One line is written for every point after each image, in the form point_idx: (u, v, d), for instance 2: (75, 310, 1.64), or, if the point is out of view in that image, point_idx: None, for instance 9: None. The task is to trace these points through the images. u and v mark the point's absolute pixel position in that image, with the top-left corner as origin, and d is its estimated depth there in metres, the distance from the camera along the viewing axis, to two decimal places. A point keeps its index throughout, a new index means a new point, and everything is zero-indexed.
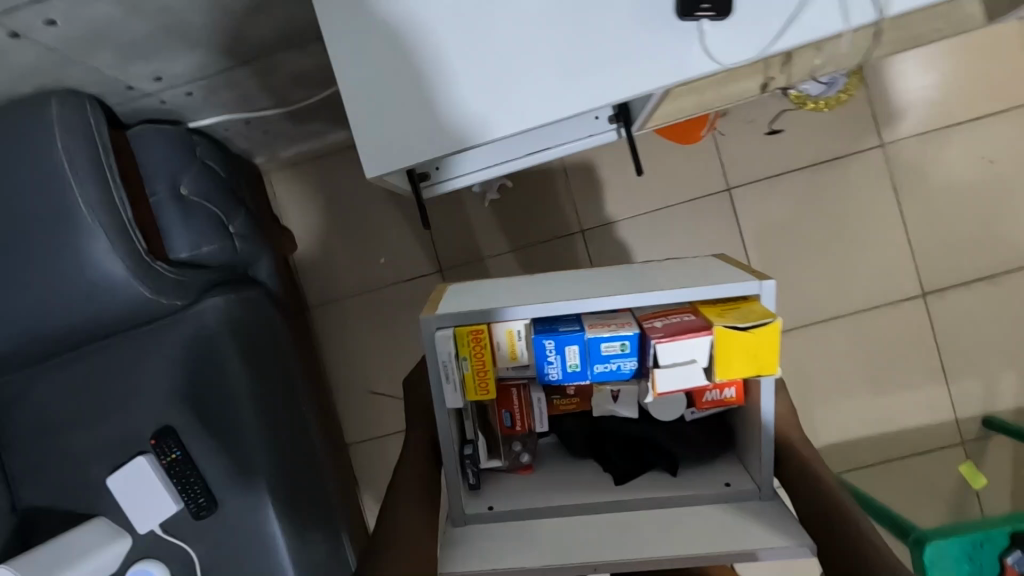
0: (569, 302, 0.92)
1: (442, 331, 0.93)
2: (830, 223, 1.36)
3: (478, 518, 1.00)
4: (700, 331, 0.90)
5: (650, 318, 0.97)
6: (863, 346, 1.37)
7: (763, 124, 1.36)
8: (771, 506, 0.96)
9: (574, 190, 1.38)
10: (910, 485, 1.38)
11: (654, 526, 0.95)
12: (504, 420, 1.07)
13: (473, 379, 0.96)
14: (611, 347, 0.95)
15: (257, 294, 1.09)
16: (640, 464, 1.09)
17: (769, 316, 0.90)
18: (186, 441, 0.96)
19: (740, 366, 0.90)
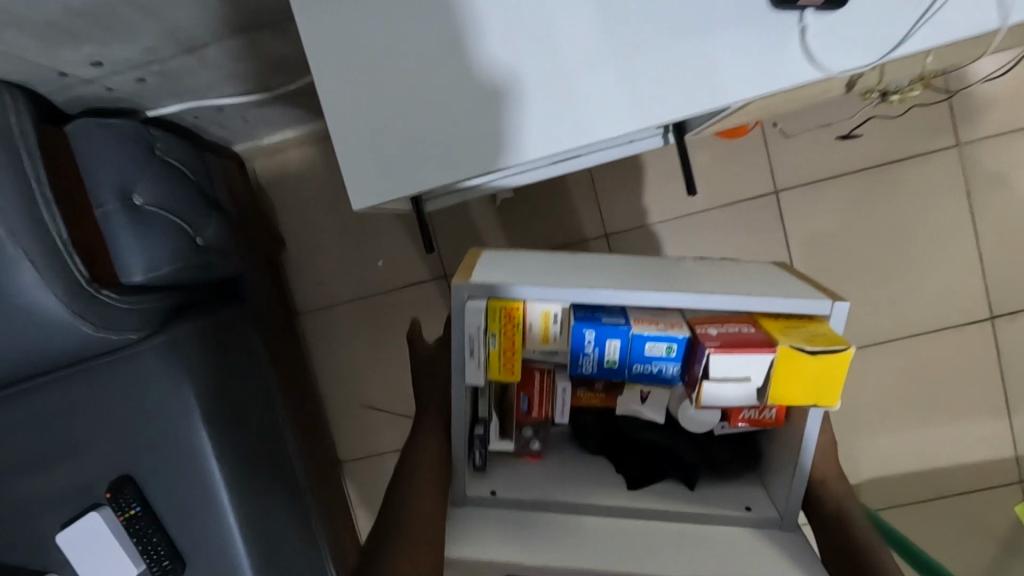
0: (619, 292, 0.75)
1: (475, 300, 0.76)
2: (890, 234, 1.19)
3: (475, 501, 0.86)
4: (761, 347, 0.74)
5: (703, 323, 0.81)
6: (918, 373, 1.22)
7: (845, 127, 1.18)
8: (793, 546, 0.82)
9: (599, 190, 1.22)
10: (959, 525, 1.24)
11: (655, 547, 0.81)
12: (521, 404, 0.92)
13: (501, 364, 0.80)
14: (657, 348, 0.79)
15: (233, 317, 0.95)
16: (654, 468, 0.92)
17: (843, 342, 0.72)
18: (149, 494, 0.82)
19: (797, 391, 0.75)
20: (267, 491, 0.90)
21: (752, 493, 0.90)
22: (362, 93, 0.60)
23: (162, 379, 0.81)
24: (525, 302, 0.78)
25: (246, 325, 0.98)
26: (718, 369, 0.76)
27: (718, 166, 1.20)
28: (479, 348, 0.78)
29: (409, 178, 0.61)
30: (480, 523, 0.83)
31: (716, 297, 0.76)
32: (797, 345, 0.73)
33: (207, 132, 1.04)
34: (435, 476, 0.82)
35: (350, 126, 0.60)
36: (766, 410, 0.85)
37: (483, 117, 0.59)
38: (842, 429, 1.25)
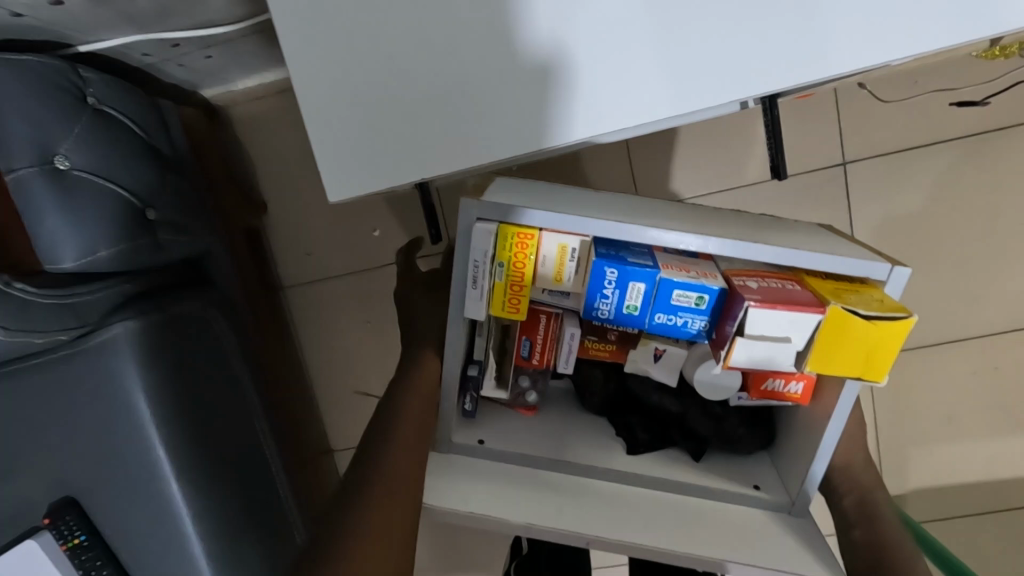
0: (645, 228, 0.55)
1: (484, 219, 0.56)
2: (973, 220, 1.02)
3: (460, 449, 0.71)
4: (812, 305, 0.54)
5: (739, 274, 0.59)
6: (988, 377, 1.08)
7: (977, 94, 0.98)
8: (805, 538, 0.65)
9: (634, 156, 1.05)
10: (1008, 541, 1.13)
11: (643, 518, 0.65)
12: (520, 349, 0.70)
13: (505, 302, 0.62)
14: (684, 299, 0.58)
15: (199, 299, 0.80)
16: (662, 434, 0.75)
17: (905, 308, 0.53)
18: (97, 519, 0.70)
19: (841, 368, 0.55)
20: (242, 508, 0.77)
21: (759, 467, 0.73)
22: (338, 62, 0.47)
23: (107, 387, 0.67)
24: (544, 232, 0.58)
25: (217, 315, 0.82)
26: (756, 328, 0.55)
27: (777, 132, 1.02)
28: (484, 282, 0.59)
29: (394, 167, 0.49)
30: (461, 476, 0.68)
31: (765, 249, 0.55)
32: (852, 306, 0.53)
33: (167, 74, 0.85)
34: (424, 432, 0.63)
35: (320, 105, 0.48)
36: (793, 380, 0.62)
37: (485, 95, 0.47)
38: (889, 432, 1.12)
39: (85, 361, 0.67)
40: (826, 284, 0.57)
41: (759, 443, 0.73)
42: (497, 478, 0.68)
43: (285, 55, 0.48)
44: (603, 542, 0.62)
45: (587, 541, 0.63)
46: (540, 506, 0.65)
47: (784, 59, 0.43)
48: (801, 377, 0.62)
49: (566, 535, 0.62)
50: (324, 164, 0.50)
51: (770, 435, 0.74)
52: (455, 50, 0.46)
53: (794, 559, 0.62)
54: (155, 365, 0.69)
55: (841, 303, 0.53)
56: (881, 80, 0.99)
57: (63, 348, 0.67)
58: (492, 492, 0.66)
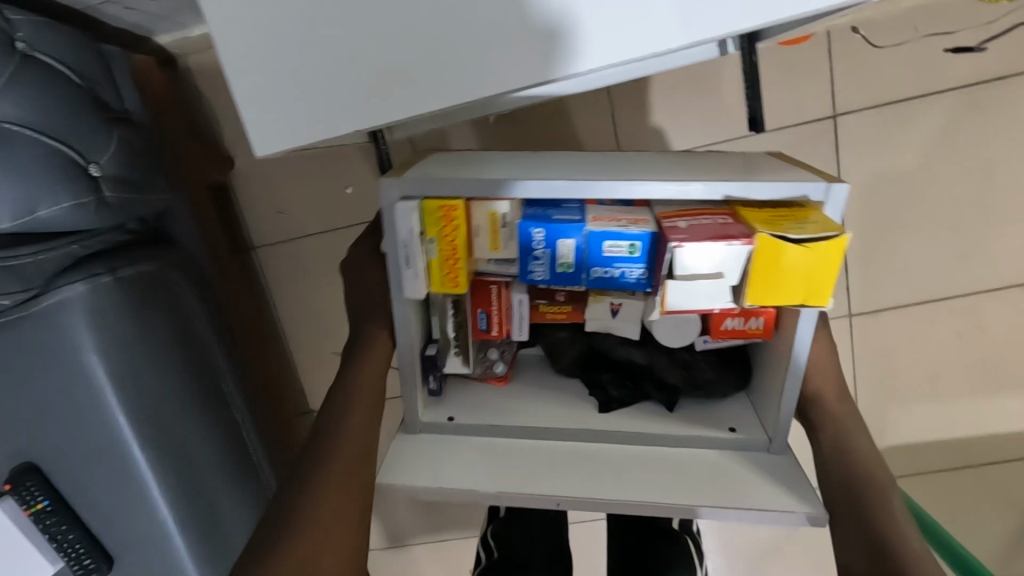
0: (573, 180, 0.52)
1: (400, 194, 0.54)
2: (966, 176, 0.99)
3: (431, 429, 0.69)
4: (736, 237, 0.50)
5: (670, 217, 0.55)
6: (972, 337, 1.07)
7: (973, 38, 0.93)
8: (782, 476, 0.63)
9: (615, 107, 1.01)
10: (976, 494, 1.16)
11: (613, 473, 0.64)
12: (478, 323, 0.69)
13: (442, 277, 0.58)
14: (616, 248, 0.55)
15: (157, 256, 0.76)
16: (635, 390, 0.73)
17: (840, 226, 0.49)
18: (60, 485, 0.70)
19: (781, 300, 0.52)
20: (213, 470, 0.77)
21: (736, 409, 0.71)
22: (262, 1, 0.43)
23: (59, 352, 0.66)
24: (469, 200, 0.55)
25: (178, 278, 0.78)
26: (688, 266, 0.52)
27: (766, 83, 0.97)
28: (415, 261, 0.56)
29: (337, 123, 0.46)
30: (433, 456, 0.66)
31: (693, 185, 0.52)
32: (782, 233, 0.48)
33: (111, 17, 0.79)
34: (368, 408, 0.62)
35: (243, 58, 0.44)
36: (752, 317, 0.62)
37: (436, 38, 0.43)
38: (866, 389, 1.13)
39: (35, 324, 0.65)
40: (757, 213, 0.52)
41: (733, 384, 0.70)
42: (469, 453, 0.67)
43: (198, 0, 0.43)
44: (574, 500, 0.61)
45: (558, 502, 0.61)
46: (510, 473, 0.64)
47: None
48: (759, 312, 0.61)
49: (536, 498, 0.61)
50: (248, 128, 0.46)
51: (746, 376, 0.71)
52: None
53: (770, 496, 0.60)
54: (106, 328, 0.67)
55: (770, 231, 0.49)
56: (873, 25, 0.93)
57: (10, 312, 0.65)
58: (464, 465, 0.65)
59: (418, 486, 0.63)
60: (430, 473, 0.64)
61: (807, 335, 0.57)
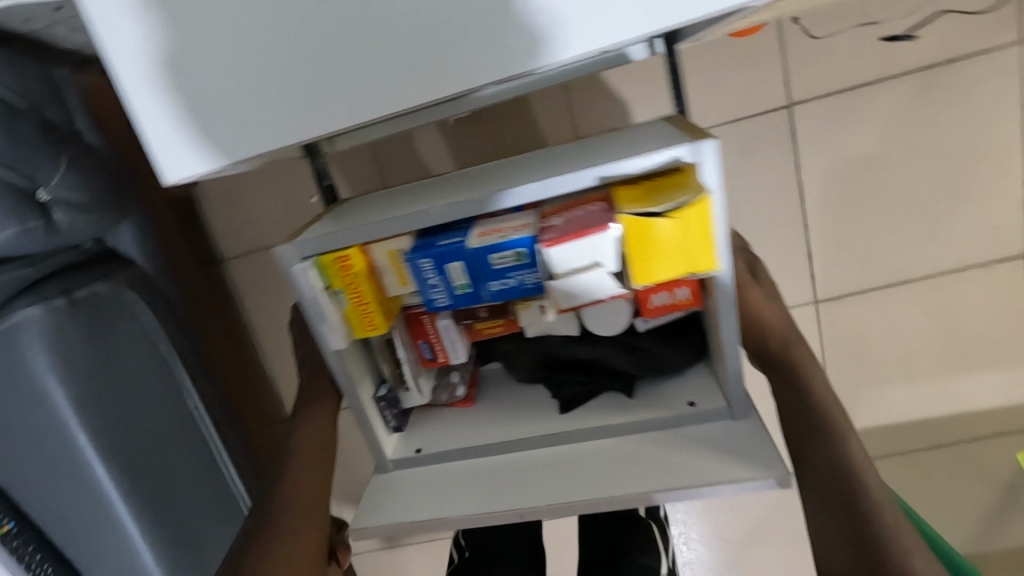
0: (448, 208, 0.51)
1: (296, 258, 0.54)
2: (924, 158, 1.00)
3: (403, 466, 0.67)
4: (603, 224, 0.50)
5: (551, 215, 0.55)
6: (939, 317, 1.08)
7: (902, 26, 0.94)
8: (740, 442, 0.58)
9: (574, 104, 1.02)
10: (953, 472, 1.17)
11: (574, 475, 0.60)
12: (422, 353, 0.68)
13: (359, 320, 0.57)
14: (503, 259, 0.53)
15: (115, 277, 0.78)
16: (592, 385, 0.70)
17: (697, 186, 0.49)
18: (23, 507, 0.72)
19: (666, 276, 0.51)
20: (184, 486, 0.79)
21: (698, 381, 0.67)
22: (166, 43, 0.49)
23: (14, 378, 0.67)
24: (363, 244, 0.55)
25: (138, 297, 0.79)
26: (565, 268, 0.52)
27: (718, 75, 0.98)
28: (328, 316, 0.56)
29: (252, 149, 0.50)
30: (404, 493, 0.64)
31: (559, 179, 0.50)
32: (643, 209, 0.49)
33: None
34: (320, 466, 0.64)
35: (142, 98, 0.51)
36: (675, 288, 0.59)
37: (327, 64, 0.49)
38: (839, 374, 1.14)
39: None
40: (631, 190, 0.52)
41: (682, 354, 0.68)
42: (436, 483, 0.64)
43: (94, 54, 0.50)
44: (539, 509, 0.57)
45: (522, 514, 0.58)
46: (475, 494, 0.61)
47: (582, 22, 0.46)
48: (682, 282, 0.59)
49: (498, 512, 0.58)
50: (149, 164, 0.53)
51: (695, 343, 0.69)
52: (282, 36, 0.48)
53: (732, 465, 0.55)
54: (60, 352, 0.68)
55: (632, 211, 0.49)
56: (819, 15, 0.94)
57: None
58: (433, 493, 0.63)
59: (387, 521, 0.61)
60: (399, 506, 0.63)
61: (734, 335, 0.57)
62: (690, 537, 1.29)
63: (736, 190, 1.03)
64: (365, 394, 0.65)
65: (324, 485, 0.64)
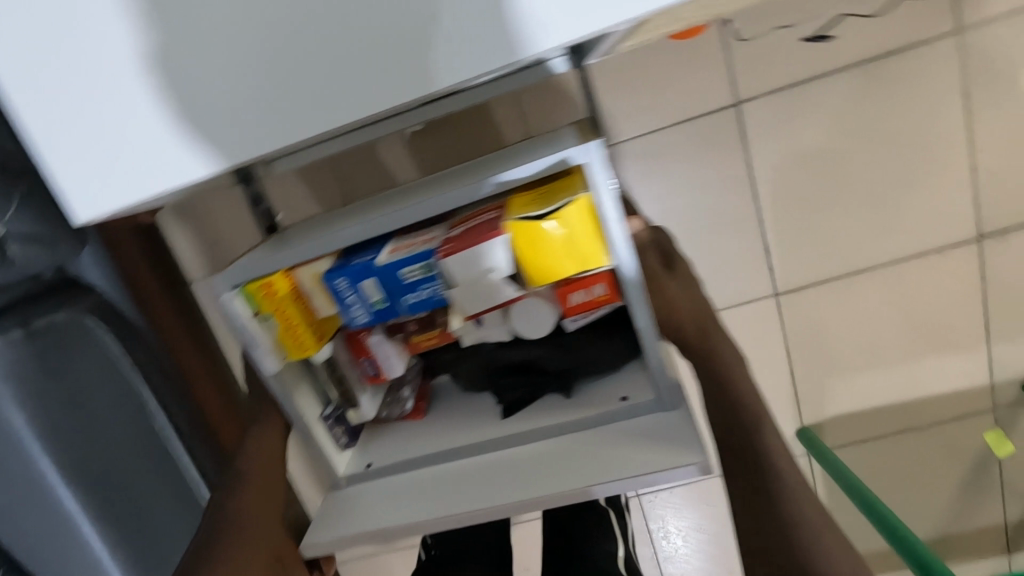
0: (359, 228, 0.55)
1: (223, 287, 0.57)
2: (873, 148, 1.02)
3: (355, 481, 0.69)
4: (493, 231, 0.53)
5: (457, 224, 0.58)
6: (897, 303, 1.10)
7: (817, 27, 0.96)
8: (667, 432, 0.60)
9: (526, 110, 1.04)
10: (922, 455, 1.20)
11: (513, 476, 0.63)
12: (367, 370, 0.69)
13: (291, 342, 0.60)
14: (413, 272, 0.56)
15: (74, 311, 0.81)
16: (532, 388, 0.71)
17: (578, 189, 0.53)
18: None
19: (560, 274, 0.54)
20: (158, 504, 0.82)
21: (634, 379, 0.69)
22: (157, 43, 0.46)
23: None
24: (288, 269, 0.58)
25: (99, 321, 0.82)
26: (465, 277, 0.55)
27: (667, 77, 1.00)
28: (260, 340, 0.59)
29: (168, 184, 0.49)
30: (355, 506, 0.66)
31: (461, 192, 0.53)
32: (527, 214, 0.53)
33: None
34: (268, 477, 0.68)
35: (129, 102, 0.48)
36: (591, 287, 0.59)
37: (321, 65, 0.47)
38: (805, 364, 1.15)
39: None
40: (525, 199, 0.56)
41: (612, 349, 0.70)
42: (386, 497, 0.66)
43: (79, 54, 0.47)
44: (474, 514, 0.60)
45: (460, 520, 0.60)
46: (419, 501, 0.64)
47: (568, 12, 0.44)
48: (597, 279, 0.59)
49: (439, 519, 0.60)
50: (133, 176, 0.50)
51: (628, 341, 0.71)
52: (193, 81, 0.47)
53: (659, 456, 0.58)
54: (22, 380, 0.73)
55: (518, 216, 0.53)
56: (747, 16, 0.96)
57: None
58: (380, 504, 0.65)
59: (337, 535, 0.63)
60: (348, 518, 0.65)
61: (654, 341, 0.59)
62: (669, 532, 1.31)
63: (691, 189, 1.05)
64: (309, 414, 0.67)
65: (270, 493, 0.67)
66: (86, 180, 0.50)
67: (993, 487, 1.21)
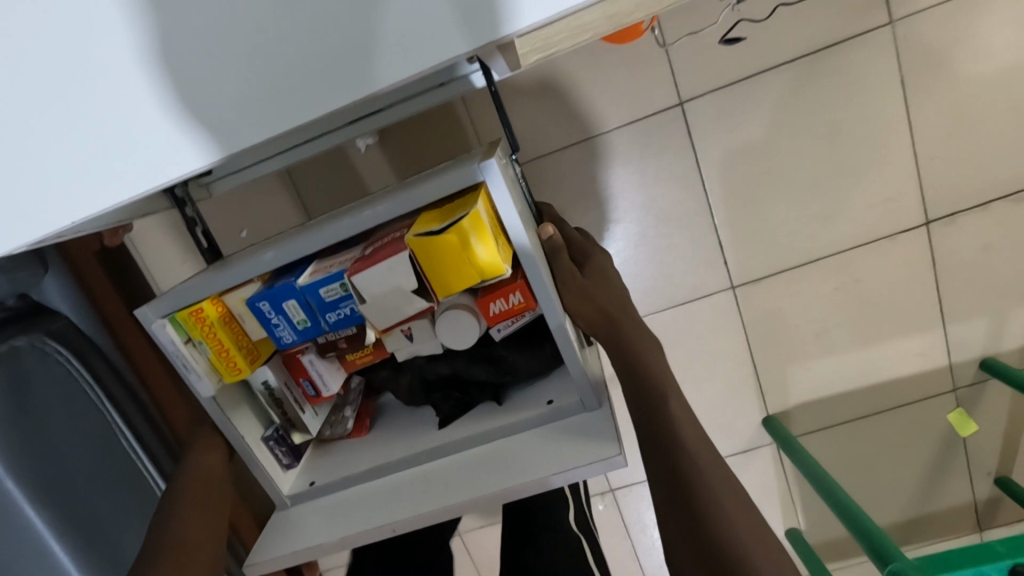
0: (279, 251, 0.58)
1: (154, 316, 0.60)
2: (817, 140, 1.04)
3: (300, 499, 0.72)
4: (399, 249, 0.56)
5: (374, 242, 0.61)
6: (850, 290, 1.12)
7: (755, 26, 0.99)
8: (592, 430, 0.63)
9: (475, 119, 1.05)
10: (887, 438, 1.22)
11: (444, 483, 0.65)
12: (306, 390, 0.71)
13: (224, 365, 0.63)
14: (332, 291, 0.58)
15: (34, 337, 0.84)
16: (464, 399, 0.75)
17: (474, 203, 0.56)
18: None
19: (466, 284, 0.58)
20: (116, 515, 0.86)
21: (562, 383, 0.72)
22: (157, 34, 0.44)
23: None
24: (217, 296, 0.61)
25: (60, 347, 0.87)
26: (375, 293, 0.57)
27: (611, 80, 1.03)
28: (193, 364, 0.61)
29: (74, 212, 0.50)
30: (300, 521, 0.69)
31: (367, 216, 0.57)
32: (426, 231, 0.55)
33: None
34: (213, 492, 0.71)
35: (128, 96, 0.46)
36: (509, 296, 0.62)
37: (297, 68, 0.45)
38: (766, 355, 1.17)
39: None
40: (431, 214, 0.59)
41: (539, 358, 0.73)
42: (329, 512, 0.68)
43: (74, 42, 0.44)
44: (406, 521, 0.63)
45: (394, 528, 0.63)
46: (359, 511, 0.67)
47: None
48: (514, 288, 0.62)
49: (374, 528, 0.63)
50: (56, 197, 0.50)
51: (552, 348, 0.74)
52: (80, 114, 0.47)
53: (577, 455, 0.60)
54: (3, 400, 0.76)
55: (418, 232, 0.56)
56: (687, 18, 0.99)
57: None
58: (324, 516, 0.68)
59: (283, 549, 0.66)
60: (295, 532, 0.68)
61: (567, 345, 0.63)
62: (644, 526, 1.32)
63: (642, 188, 1.08)
64: (250, 435, 0.69)
65: (214, 506, 0.70)
66: (29, 197, 0.50)
67: (958, 467, 1.23)
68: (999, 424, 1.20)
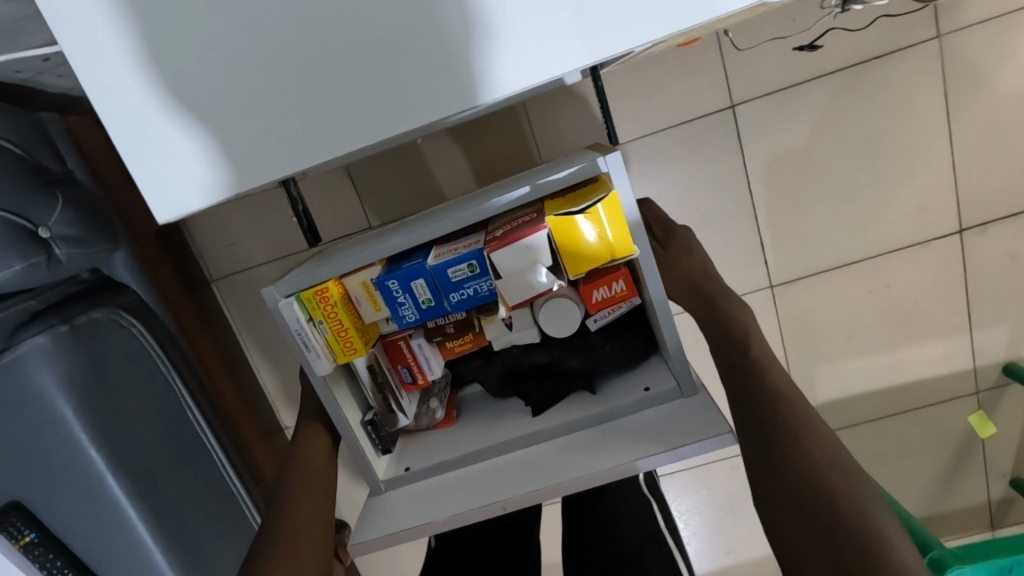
0: (408, 238, 0.61)
1: (280, 296, 0.63)
2: (861, 148, 1.08)
3: (395, 484, 0.74)
4: (536, 228, 0.60)
5: (496, 228, 0.65)
6: (883, 294, 1.16)
7: (808, 36, 1.03)
8: (694, 412, 0.66)
9: (531, 115, 1.08)
10: (909, 438, 1.26)
11: (549, 465, 0.67)
12: (403, 376, 0.76)
13: (340, 345, 0.66)
14: (459, 272, 0.62)
15: (110, 313, 0.86)
16: (556, 387, 0.77)
17: (605, 189, 0.60)
18: (46, 519, 0.78)
19: (595, 264, 0.62)
20: (188, 490, 0.87)
21: (654, 372, 0.75)
22: (191, 36, 0.45)
23: (29, 400, 0.74)
24: (339, 278, 0.64)
25: (133, 320, 0.89)
26: (508, 270, 0.61)
27: (666, 81, 1.06)
28: (313, 343, 0.64)
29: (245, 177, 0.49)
30: (403, 504, 0.71)
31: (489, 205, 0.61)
32: (565, 212, 0.59)
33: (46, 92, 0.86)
34: (319, 471, 0.73)
35: (249, 59, 0.46)
36: (613, 283, 0.69)
37: (319, 81, 0.47)
38: (798, 354, 1.21)
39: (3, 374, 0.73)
40: (554, 202, 0.63)
41: (631, 347, 0.76)
42: (432, 495, 0.70)
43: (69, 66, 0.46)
44: (517, 499, 0.64)
45: (504, 506, 0.65)
46: (464, 492, 0.69)
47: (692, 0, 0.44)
48: (617, 276, 0.69)
49: (483, 506, 0.65)
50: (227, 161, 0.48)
51: (643, 338, 0.77)
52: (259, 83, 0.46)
53: (685, 436, 0.63)
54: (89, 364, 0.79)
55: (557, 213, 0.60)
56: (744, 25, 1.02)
57: None
58: (430, 498, 0.70)
59: (393, 528, 0.67)
60: (400, 513, 0.70)
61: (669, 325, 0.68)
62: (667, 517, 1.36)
63: (689, 187, 1.11)
64: (351, 418, 0.72)
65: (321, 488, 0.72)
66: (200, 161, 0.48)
67: (976, 467, 1.28)
68: (1017, 427, 1.24)
